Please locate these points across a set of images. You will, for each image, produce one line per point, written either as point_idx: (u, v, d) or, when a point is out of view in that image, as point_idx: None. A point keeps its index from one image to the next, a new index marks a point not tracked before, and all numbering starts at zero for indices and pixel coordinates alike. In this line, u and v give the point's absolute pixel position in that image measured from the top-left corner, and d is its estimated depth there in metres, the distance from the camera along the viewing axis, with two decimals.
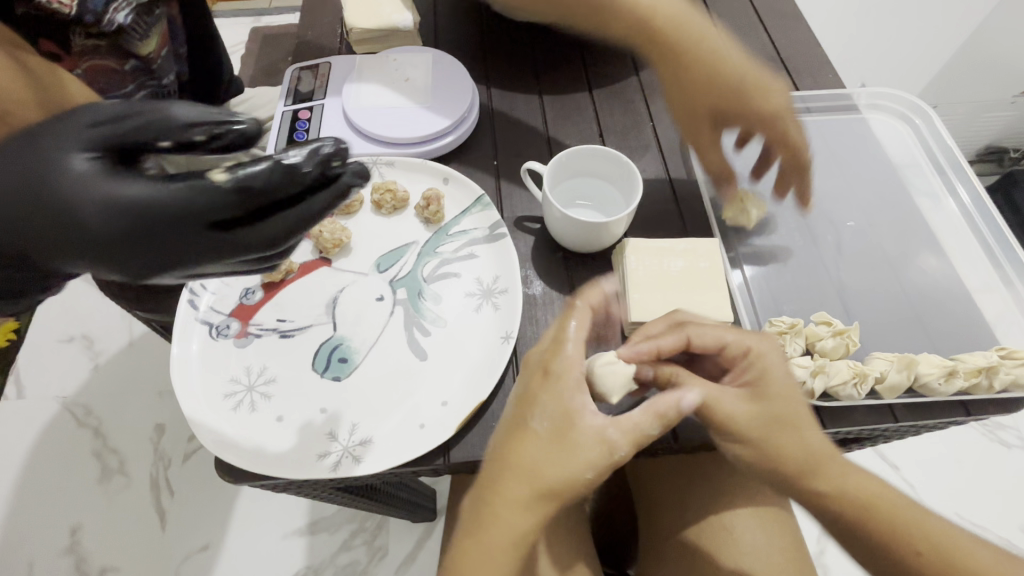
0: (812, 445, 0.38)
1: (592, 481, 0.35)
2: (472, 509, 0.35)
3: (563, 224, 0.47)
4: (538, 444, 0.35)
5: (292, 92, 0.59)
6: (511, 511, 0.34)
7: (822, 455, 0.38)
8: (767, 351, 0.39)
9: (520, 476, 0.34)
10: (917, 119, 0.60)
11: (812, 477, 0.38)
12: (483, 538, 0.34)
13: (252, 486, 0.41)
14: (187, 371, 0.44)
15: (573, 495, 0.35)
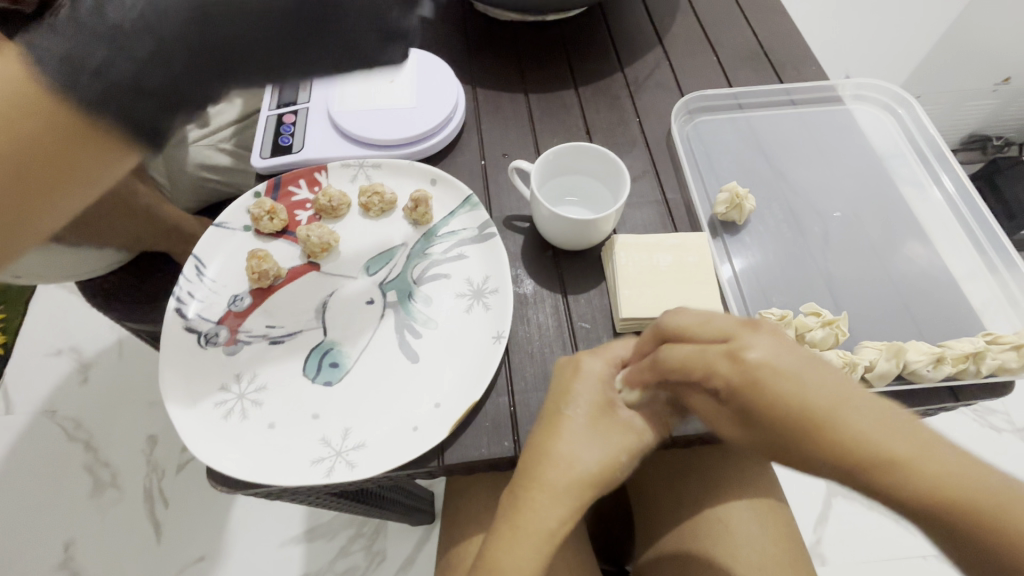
0: (861, 440, 0.30)
1: (623, 465, 0.37)
2: (512, 499, 0.36)
3: (552, 222, 0.47)
4: (577, 433, 0.37)
5: (276, 96, 0.58)
6: (548, 500, 0.35)
7: (876, 451, 0.30)
8: (750, 381, 0.32)
9: (564, 465, 0.35)
10: (900, 109, 0.61)
11: (868, 473, 0.30)
12: (525, 529, 0.35)
13: (246, 494, 0.40)
14: (176, 381, 0.43)
15: (609, 481, 0.36)
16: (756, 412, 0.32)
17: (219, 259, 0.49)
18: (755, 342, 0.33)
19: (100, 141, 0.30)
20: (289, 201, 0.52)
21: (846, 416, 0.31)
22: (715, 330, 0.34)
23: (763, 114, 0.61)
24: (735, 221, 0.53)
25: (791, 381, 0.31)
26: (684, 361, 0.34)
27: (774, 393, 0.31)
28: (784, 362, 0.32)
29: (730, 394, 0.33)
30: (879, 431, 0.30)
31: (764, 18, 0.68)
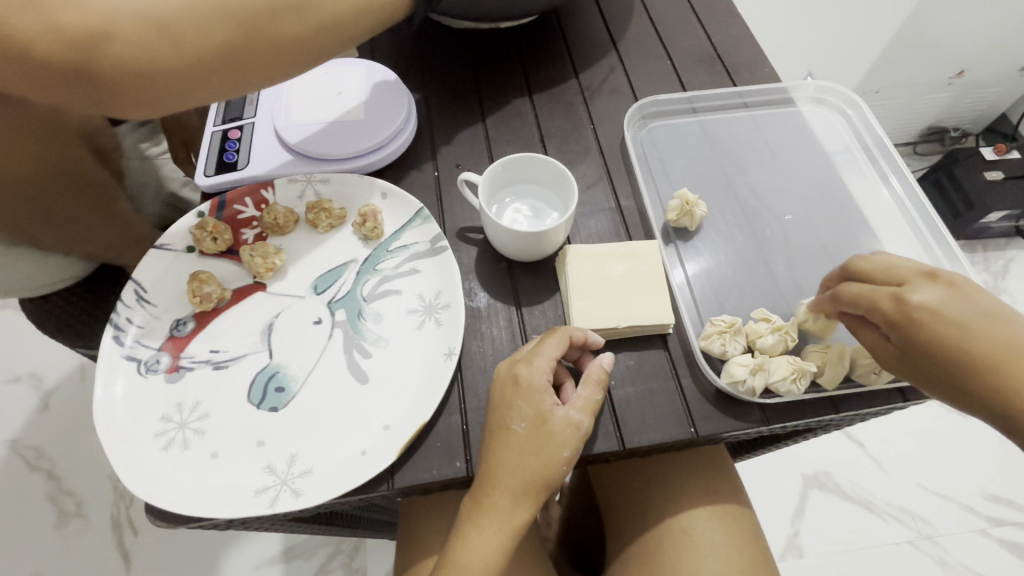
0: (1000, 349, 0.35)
1: (569, 461, 0.39)
2: (473, 503, 0.40)
3: (502, 235, 0.46)
4: (521, 444, 0.39)
5: (221, 111, 0.57)
6: (506, 499, 0.39)
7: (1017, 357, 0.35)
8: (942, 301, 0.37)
9: (511, 474, 0.39)
10: (852, 111, 0.61)
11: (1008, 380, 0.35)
12: (486, 527, 0.39)
13: (189, 528, 0.39)
14: (113, 413, 0.41)
15: (558, 478, 0.40)
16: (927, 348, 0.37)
17: (160, 282, 0.48)
18: (924, 288, 0.38)
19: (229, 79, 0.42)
20: (234, 219, 0.51)
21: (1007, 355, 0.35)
22: (890, 275, 0.40)
23: (717, 117, 0.61)
24: (688, 227, 0.52)
25: (953, 325, 0.36)
26: (858, 296, 0.40)
27: (943, 328, 0.36)
28: (949, 307, 0.37)
29: (892, 328, 0.38)
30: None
31: (716, 20, 0.68)
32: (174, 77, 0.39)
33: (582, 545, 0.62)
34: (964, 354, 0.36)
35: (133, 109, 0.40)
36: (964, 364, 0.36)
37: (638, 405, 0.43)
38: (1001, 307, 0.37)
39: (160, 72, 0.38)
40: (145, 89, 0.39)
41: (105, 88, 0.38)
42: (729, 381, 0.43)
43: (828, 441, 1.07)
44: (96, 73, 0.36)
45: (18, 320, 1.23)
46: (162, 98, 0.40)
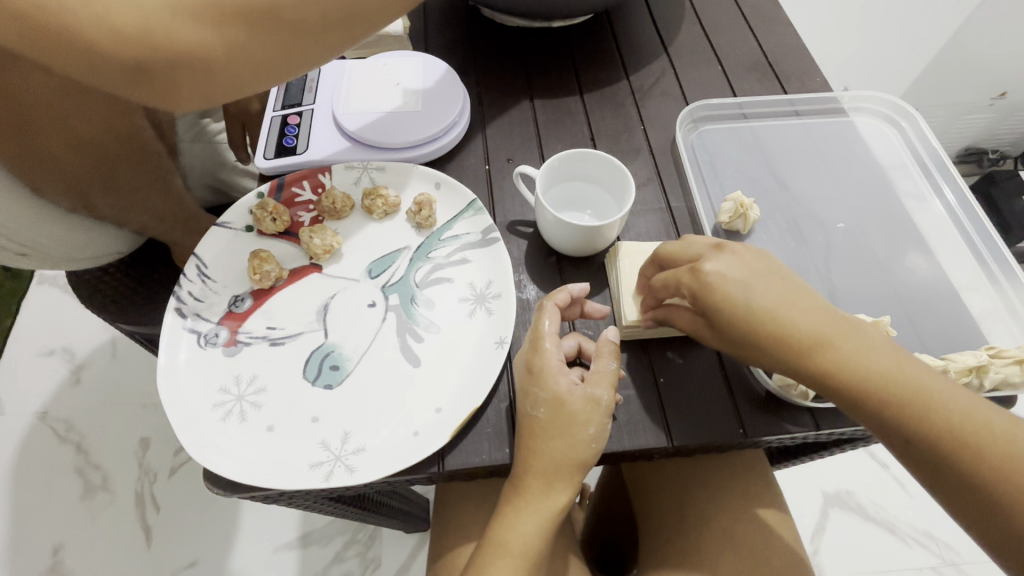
0: (795, 316, 0.37)
1: (596, 439, 0.40)
2: (513, 486, 0.41)
3: (557, 228, 0.47)
4: (546, 428, 0.40)
5: (282, 98, 0.58)
6: (541, 480, 0.40)
7: (819, 328, 0.37)
8: (728, 271, 0.38)
9: (544, 457, 0.40)
10: (903, 121, 0.61)
11: (816, 349, 0.37)
12: (524, 509, 0.41)
13: (244, 498, 0.40)
14: (175, 381, 0.43)
15: (590, 458, 0.40)
16: (734, 319, 0.38)
17: (219, 259, 0.49)
18: (716, 259, 0.39)
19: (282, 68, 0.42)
20: (292, 202, 0.52)
21: (786, 316, 0.37)
22: (688, 253, 0.41)
23: (767, 123, 0.61)
24: (740, 230, 0.52)
25: (746, 296, 0.38)
26: (666, 281, 0.41)
27: (741, 301, 0.37)
28: (738, 278, 0.38)
29: (696, 301, 0.39)
30: (849, 341, 0.37)
31: (768, 28, 0.68)
32: (226, 72, 0.40)
33: (610, 542, 0.62)
34: (767, 324, 0.37)
35: (186, 99, 0.41)
36: (772, 329, 0.37)
37: (684, 401, 0.44)
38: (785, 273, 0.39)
39: (210, 65, 0.39)
40: (199, 77, 0.39)
41: (170, 79, 0.38)
42: (779, 382, 0.43)
43: (853, 460, 1.05)
44: (156, 72, 0.38)
45: (53, 295, 1.27)
46: (214, 90, 0.41)
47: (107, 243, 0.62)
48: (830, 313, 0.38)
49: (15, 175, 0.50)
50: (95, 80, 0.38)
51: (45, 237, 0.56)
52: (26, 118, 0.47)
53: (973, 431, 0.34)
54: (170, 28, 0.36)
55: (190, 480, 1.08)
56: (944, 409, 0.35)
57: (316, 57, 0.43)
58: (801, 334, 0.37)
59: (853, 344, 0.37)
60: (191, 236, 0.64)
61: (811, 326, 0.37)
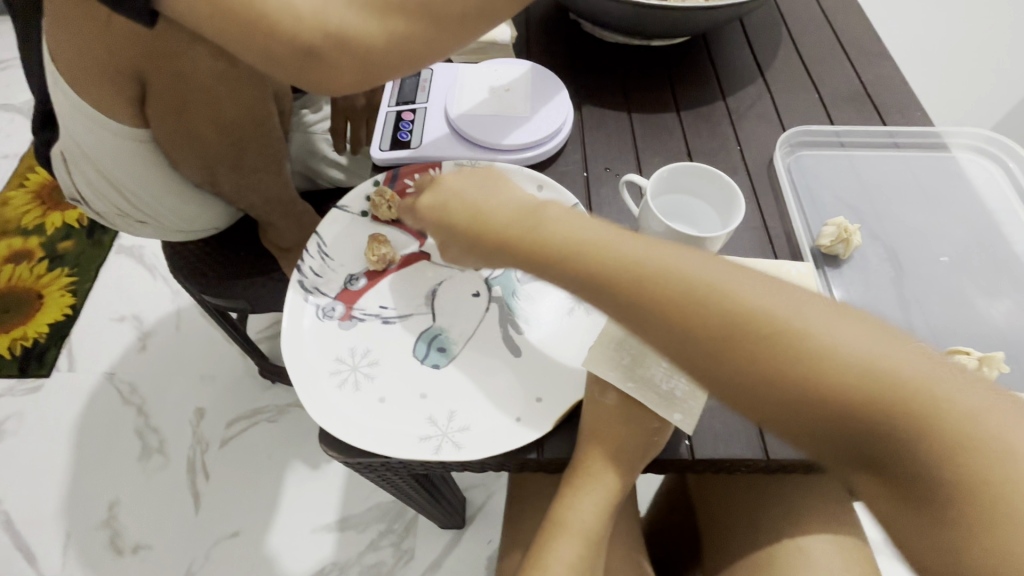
0: (539, 220, 0.37)
1: (658, 432, 0.43)
2: (578, 470, 0.44)
3: (661, 237, 0.49)
4: (610, 414, 0.43)
5: (397, 95, 0.62)
6: (601, 464, 0.43)
7: (545, 229, 0.36)
8: (448, 179, 0.42)
9: (607, 443, 0.43)
10: (1010, 161, 0.60)
11: (566, 256, 0.35)
12: (584, 491, 0.44)
13: (353, 462, 0.43)
14: (298, 345, 0.46)
15: (648, 451, 0.43)
16: (455, 226, 0.41)
17: (337, 237, 0.53)
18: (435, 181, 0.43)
19: (429, 54, 0.45)
20: (403, 192, 0.55)
21: (463, 214, 0.40)
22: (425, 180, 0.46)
23: (866, 154, 0.61)
24: (838, 255, 0.53)
25: (462, 198, 0.40)
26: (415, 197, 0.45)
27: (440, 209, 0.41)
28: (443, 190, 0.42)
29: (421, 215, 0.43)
30: (568, 224, 0.36)
31: (867, 60, 0.69)
32: (382, 57, 0.43)
33: (673, 555, 0.63)
34: (483, 220, 0.39)
35: (343, 83, 0.45)
36: (472, 227, 0.39)
37: None
38: (465, 180, 0.42)
39: (370, 50, 0.42)
40: (358, 62, 0.43)
41: (334, 63, 0.43)
42: None
43: None
44: (324, 56, 0.42)
45: (130, 264, 1.36)
46: (370, 75, 0.45)
47: (212, 218, 0.68)
48: (696, 245, 0.33)
49: (164, 147, 0.57)
50: (284, 75, 0.44)
51: (170, 207, 0.63)
52: (181, 99, 0.52)
53: (775, 329, 0.29)
54: (343, 16, 0.41)
55: (241, 453, 1.12)
56: (745, 295, 0.30)
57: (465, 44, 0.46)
58: (493, 223, 0.38)
59: (576, 221, 0.36)
60: (290, 220, 0.68)
61: (515, 234, 0.37)
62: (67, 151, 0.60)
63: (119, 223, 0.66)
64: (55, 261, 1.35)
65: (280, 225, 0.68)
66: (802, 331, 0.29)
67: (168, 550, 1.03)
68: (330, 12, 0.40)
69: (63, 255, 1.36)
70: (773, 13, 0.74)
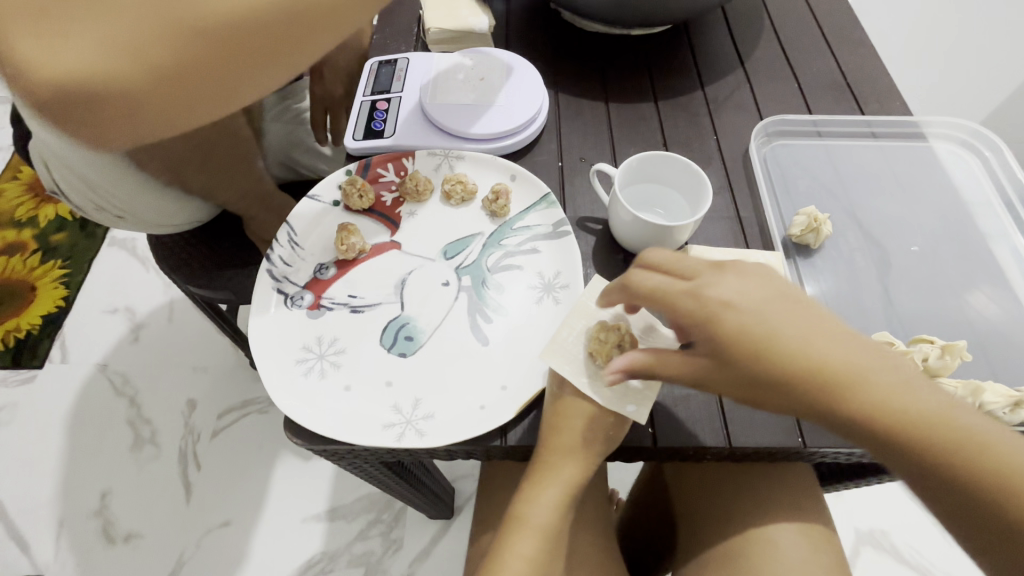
0: (808, 354, 0.35)
1: (615, 426, 0.42)
2: (539, 462, 0.44)
3: (630, 226, 0.49)
4: (570, 410, 0.42)
5: (372, 84, 0.62)
6: (561, 459, 0.43)
7: (835, 372, 0.35)
8: (713, 281, 0.37)
9: (565, 436, 0.42)
10: (987, 151, 0.60)
11: (851, 397, 0.35)
12: (545, 483, 0.43)
13: (319, 450, 0.43)
14: (265, 335, 0.46)
15: (603, 446, 0.43)
16: (745, 361, 0.36)
17: (308, 226, 0.53)
18: (718, 282, 0.37)
19: (229, 97, 0.38)
20: (376, 182, 0.55)
21: (781, 353, 0.35)
22: (677, 268, 0.39)
23: (843, 144, 0.61)
24: (810, 244, 0.53)
25: (775, 337, 0.36)
26: (654, 291, 0.38)
27: (738, 332, 0.36)
28: (751, 306, 0.36)
29: (704, 340, 0.37)
30: (876, 370, 0.35)
31: (848, 49, 0.68)
32: (159, 106, 0.36)
33: (645, 543, 0.63)
34: (788, 361, 0.35)
35: (127, 137, 0.38)
36: (765, 361, 0.36)
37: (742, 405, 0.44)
38: (784, 292, 0.37)
39: (143, 98, 0.35)
40: (132, 113, 0.36)
41: (104, 114, 0.35)
42: None
43: (892, 501, 1.01)
44: (90, 105, 0.35)
45: (122, 256, 1.36)
46: (155, 126, 0.37)
47: (188, 211, 0.67)
48: (899, 365, 0.36)
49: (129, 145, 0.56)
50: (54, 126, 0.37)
51: (143, 206, 0.62)
52: None
53: (982, 457, 0.34)
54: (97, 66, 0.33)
55: (231, 444, 1.13)
56: (974, 428, 0.35)
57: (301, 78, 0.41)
58: (799, 369, 0.35)
59: (874, 371, 0.35)
60: (268, 212, 0.68)
61: (817, 374, 0.35)
62: (46, 157, 0.60)
63: (99, 220, 0.66)
64: (48, 253, 1.35)
65: (259, 216, 0.68)
66: (1002, 449, 0.34)
67: (159, 540, 1.04)
68: (67, 56, 0.33)
69: (56, 248, 1.36)
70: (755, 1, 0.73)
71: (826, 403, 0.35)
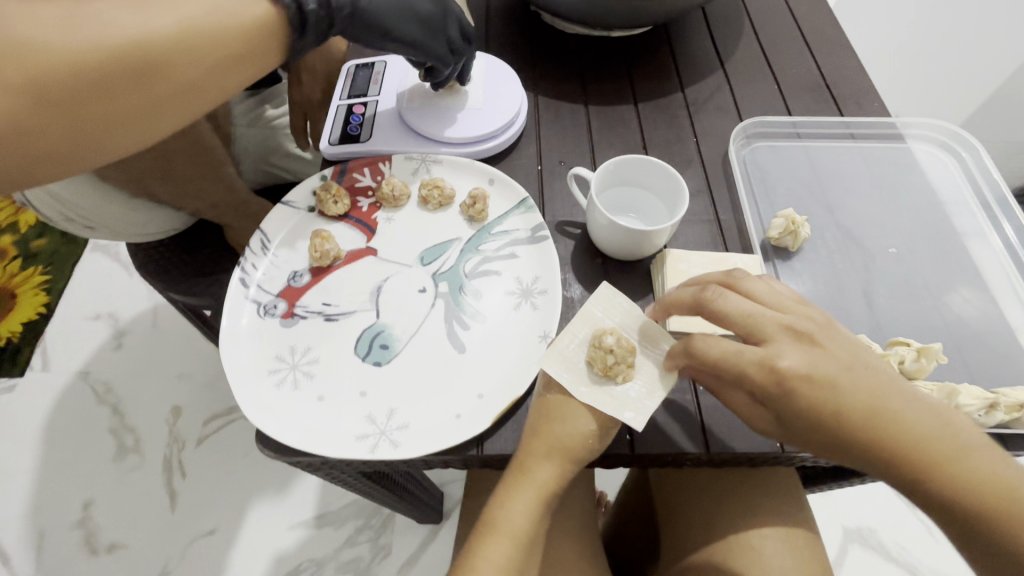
0: (886, 423, 0.35)
1: (595, 436, 0.41)
2: (513, 467, 0.42)
3: (607, 231, 0.48)
4: (551, 413, 0.42)
5: (348, 87, 0.61)
6: (536, 464, 0.41)
7: (906, 443, 0.35)
8: (789, 350, 0.36)
9: (542, 439, 0.41)
10: (964, 152, 0.60)
11: (922, 467, 0.35)
12: (515, 490, 0.41)
13: (290, 462, 0.42)
14: (237, 344, 0.45)
15: (585, 453, 0.41)
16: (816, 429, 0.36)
17: (282, 233, 0.52)
18: (790, 351, 0.36)
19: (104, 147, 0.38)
20: (353, 187, 0.55)
21: (860, 420, 0.35)
22: (746, 328, 0.38)
23: (822, 145, 0.61)
24: (789, 247, 0.53)
25: (849, 406, 0.35)
26: (717, 357, 0.38)
27: (808, 401, 0.35)
28: (821, 373, 0.36)
29: (773, 402, 0.36)
30: (951, 446, 0.35)
31: (827, 50, 0.68)
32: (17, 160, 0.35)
33: (630, 548, 0.63)
34: (861, 430, 0.35)
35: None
36: (836, 427, 0.35)
37: (721, 410, 0.44)
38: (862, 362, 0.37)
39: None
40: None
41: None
42: None
43: (878, 500, 1.02)
44: None
45: (104, 261, 1.34)
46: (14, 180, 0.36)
47: (161, 221, 0.66)
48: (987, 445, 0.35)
49: None
50: None
51: (112, 213, 0.61)
52: None
53: None
54: None
55: (216, 451, 1.11)
56: None
57: (148, 140, 0.40)
58: (871, 439, 0.35)
59: (948, 446, 0.35)
60: (246, 218, 0.67)
61: (890, 442, 0.35)
62: None
63: (69, 229, 0.64)
64: (29, 259, 1.33)
65: (236, 223, 0.67)
66: None
67: (143, 550, 1.02)
68: None
69: (36, 253, 1.34)
70: (736, 2, 0.73)
71: (897, 470, 0.35)
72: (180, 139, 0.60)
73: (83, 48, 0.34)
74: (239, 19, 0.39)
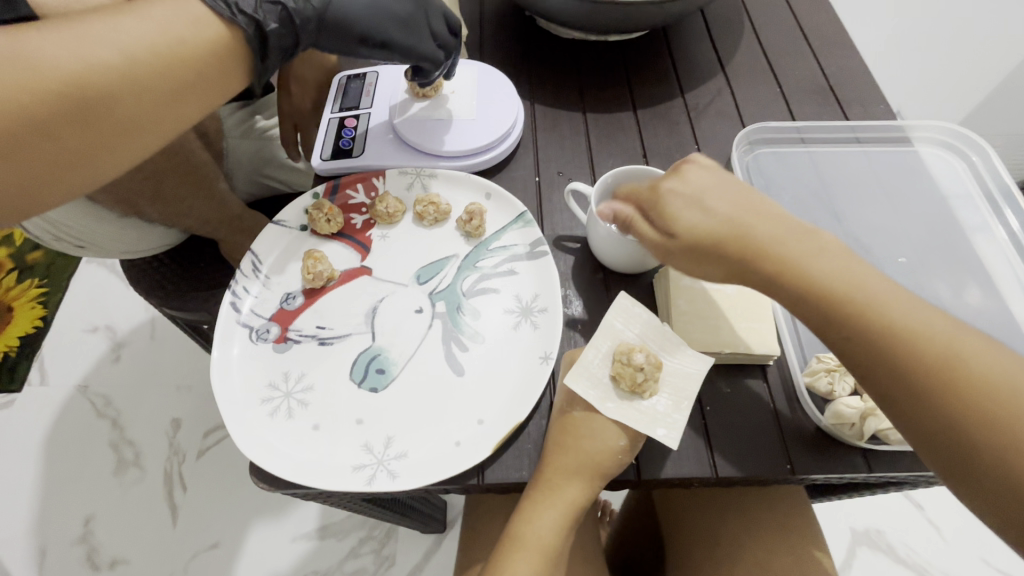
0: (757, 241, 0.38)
1: (625, 451, 0.40)
2: (539, 481, 0.41)
3: (607, 245, 0.47)
4: (577, 428, 0.41)
5: (339, 100, 0.59)
6: (564, 479, 0.40)
7: (781, 258, 0.37)
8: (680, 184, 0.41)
9: (569, 455, 0.40)
10: (974, 154, 0.58)
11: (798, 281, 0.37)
12: (543, 503, 0.40)
13: (288, 493, 0.41)
14: (229, 373, 0.44)
15: (616, 469, 0.40)
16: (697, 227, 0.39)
17: (274, 255, 0.51)
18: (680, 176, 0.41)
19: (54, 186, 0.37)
20: (346, 204, 0.53)
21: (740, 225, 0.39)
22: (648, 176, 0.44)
23: (827, 150, 0.59)
24: None
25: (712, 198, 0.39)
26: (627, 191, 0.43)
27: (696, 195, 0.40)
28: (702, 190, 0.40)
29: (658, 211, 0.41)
30: (829, 265, 0.37)
31: (830, 51, 0.67)
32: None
33: (636, 563, 0.62)
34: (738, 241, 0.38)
35: None
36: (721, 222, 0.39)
37: (730, 429, 0.43)
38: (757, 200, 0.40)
39: None
40: None
41: None
42: (834, 420, 0.41)
43: (887, 501, 1.00)
44: None
45: (100, 272, 1.32)
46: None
47: (154, 237, 0.64)
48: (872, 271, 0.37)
49: None
50: None
51: (104, 234, 0.59)
52: None
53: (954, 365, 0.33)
54: None
55: (217, 463, 1.10)
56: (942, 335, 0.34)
57: (99, 173, 0.38)
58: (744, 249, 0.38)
59: (829, 265, 0.36)
60: (240, 234, 0.66)
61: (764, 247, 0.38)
62: None
63: (59, 249, 0.62)
64: (25, 272, 1.32)
65: (230, 239, 0.66)
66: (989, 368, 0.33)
67: (146, 565, 1.01)
68: None
69: (32, 265, 1.32)
70: (735, 3, 0.71)
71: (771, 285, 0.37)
72: (170, 157, 0.58)
73: (19, 92, 0.32)
74: (189, 44, 0.37)
